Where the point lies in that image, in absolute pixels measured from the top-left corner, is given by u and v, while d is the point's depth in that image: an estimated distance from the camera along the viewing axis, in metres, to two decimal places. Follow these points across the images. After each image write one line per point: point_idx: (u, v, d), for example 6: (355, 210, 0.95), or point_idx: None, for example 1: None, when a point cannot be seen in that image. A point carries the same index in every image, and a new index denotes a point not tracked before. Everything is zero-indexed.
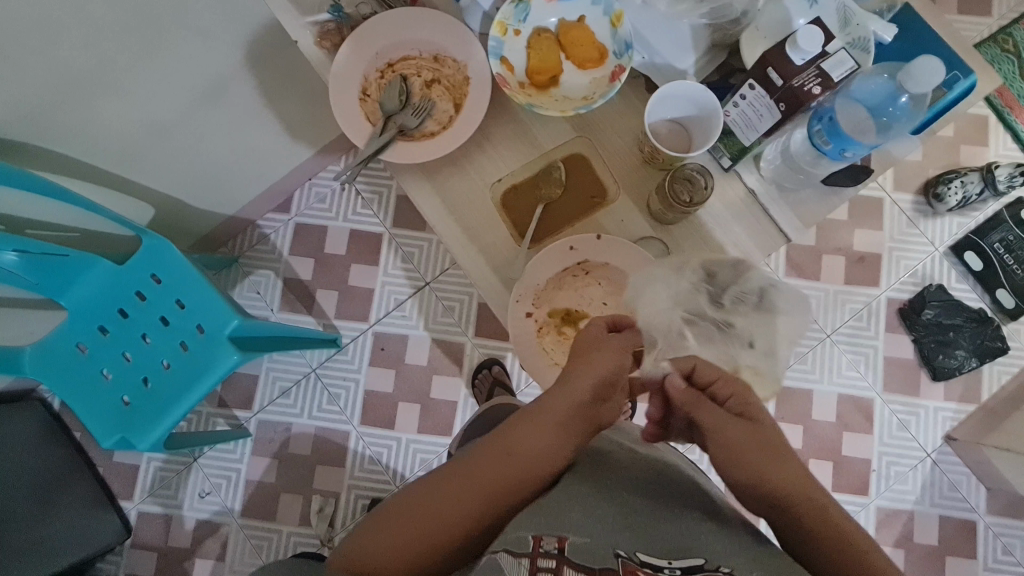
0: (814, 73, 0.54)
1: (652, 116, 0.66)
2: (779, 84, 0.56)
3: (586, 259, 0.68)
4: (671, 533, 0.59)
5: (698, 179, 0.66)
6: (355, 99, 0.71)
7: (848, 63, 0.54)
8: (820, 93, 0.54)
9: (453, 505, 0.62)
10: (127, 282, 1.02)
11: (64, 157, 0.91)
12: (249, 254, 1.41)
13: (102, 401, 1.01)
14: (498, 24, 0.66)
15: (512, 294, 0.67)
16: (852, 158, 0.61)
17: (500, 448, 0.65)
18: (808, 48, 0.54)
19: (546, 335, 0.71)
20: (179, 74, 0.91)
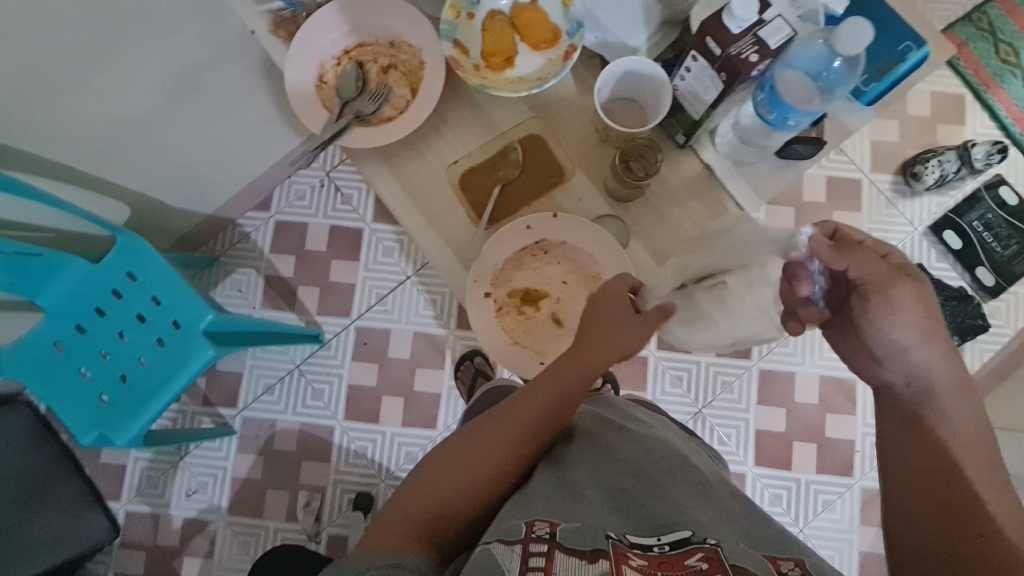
0: (751, 41, 0.54)
1: (603, 94, 0.66)
2: (719, 53, 0.56)
3: (543, 238, 0.69)
4: (661, 509, 0.55)
5: (650, 154, 0.67)
6: (312, 86, 0.71)
7: (784, 30, 0.55)
8: (758, 60, 0.54)
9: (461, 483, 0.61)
10: (103, 280, 1.03)
11: (34, 157, 0.91)
12: (229, 253, 1.42)
13: (80, 399, 1.02)
14: (450, 7, 0.67)
15: (470, 275, 0.68)
16: (797, 128, 0.59)
17: (506, 429, 0.63)
18: (745, 16, 0.54)
19: (505, 315, 0.72)
20: (146, 71, 0.91)
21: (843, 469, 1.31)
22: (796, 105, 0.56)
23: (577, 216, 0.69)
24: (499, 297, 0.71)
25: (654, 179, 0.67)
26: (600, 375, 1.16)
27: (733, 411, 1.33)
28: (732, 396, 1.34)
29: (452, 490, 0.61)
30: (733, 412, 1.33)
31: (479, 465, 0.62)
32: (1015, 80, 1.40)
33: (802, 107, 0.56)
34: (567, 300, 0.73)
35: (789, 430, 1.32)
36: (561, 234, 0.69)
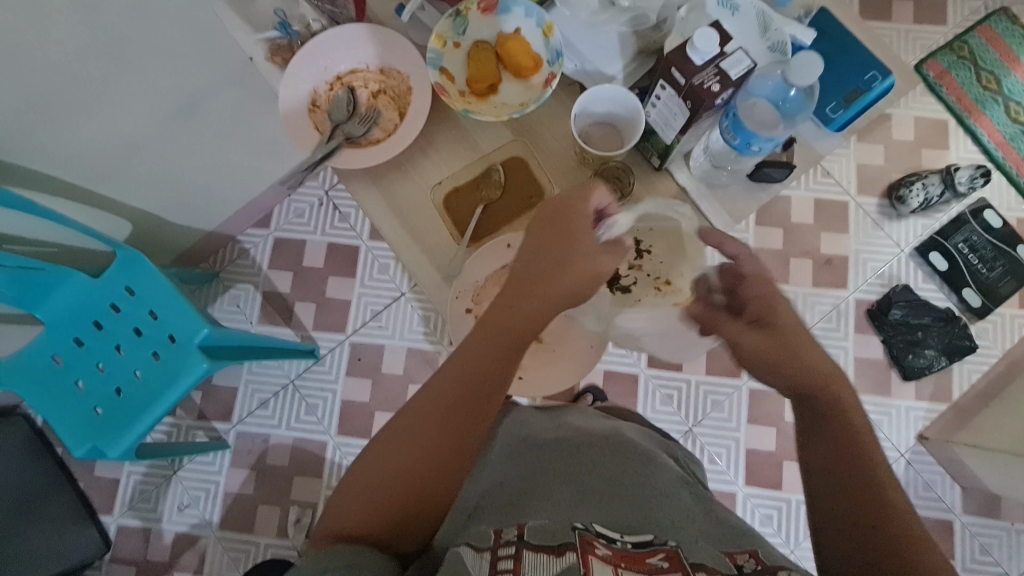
0: (713, 72, 0.57)
1: (581, 119, 0.70)
2: (683, 83, 0.59)
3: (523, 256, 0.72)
4: (624, 514, 0.58)
5: (625, 177, 0.70)
6: (305, 109, 0.75)
7: (745, 62, 0.58)
8: (719, 90, 0.58)
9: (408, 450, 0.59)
10: (103, 294, 1.05)
11: (40, 175, 0.95)
12: (229, 269, 1.45)
13: (75, 411, 1.03)
14: (436, 37, 0.71)
15: (451, 291, 0.71)
16: (761, 153, 0.62)
17: (437, 413, 0.60)
18: (706, 48, 0.57)
19: None
20: (150, 93, 0.96)
21: None
22: (757, 131, 0.59)
23: None
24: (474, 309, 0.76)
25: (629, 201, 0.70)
26: (588, 392, 1.18)
27: (724, 430, 1.34)
28: (722, 415, 1.34)
29: (400, 458, 0.59)
30: (724, 430, 1.34)
31: (418, 454, 0.59)
32: (997, 107, 1.43)
33: (762, 133, 0.59)
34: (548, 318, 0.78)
35: (779, 449, 1.33)
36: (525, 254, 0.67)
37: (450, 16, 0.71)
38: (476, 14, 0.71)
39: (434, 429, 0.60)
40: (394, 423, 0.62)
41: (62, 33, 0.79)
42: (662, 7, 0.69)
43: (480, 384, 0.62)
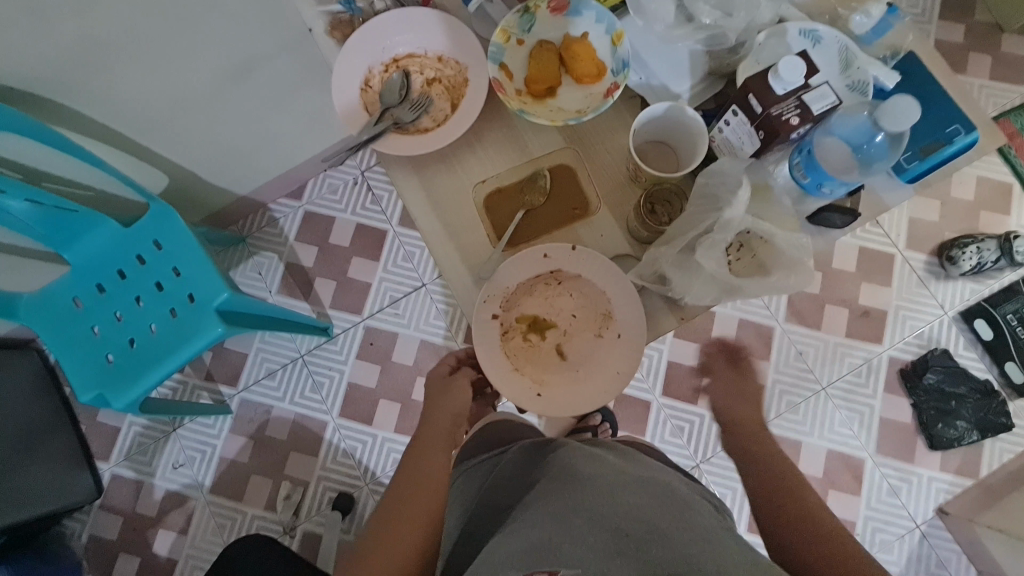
0: (794, 104, 0.53)
1: (639, 134, 0.66)
2: (759, 111, 0.55)
3: (559, 268, 0.68)
4: (666, 558, 0.55)
5: (676, 201, 0.66)
6: (357, 88, 0.73)
7: (829, 98, 0.54)
8: (799, 124, 0.53)
9: (404, 524, 0.69)
10: (129, 245, 1.06)
11: (85, 118, 0.95)
12: (256, 235, 1.44)
13: (88, 356, 1.03)
14: (501, 31, 0.69)
15: (480, 294, 0.66)
16: (831, 195, 0.58)
17: (410, 509, 0.70)
18: (790, 79, 0.53)
19: (511, 339, 0.69)
20: (207, 55, 0.95)
21: None
22: (831, 172, 0.55)
23: (595, 251, 0.68)
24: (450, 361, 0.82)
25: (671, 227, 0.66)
26: (599, 414, 1.16)
27: (732, 471, 1.29)
28: None
29: (402, 528, 0.68)
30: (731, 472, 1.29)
31: (416, 523, 0.69)
32: None
33: (837, 175, 0.56)
34: (575, 334, 0.70)
35: None
36: (561, 327, 0.70)
37: (519, 12, 0.69)
38: (545, 13, 0.69)
39: (415, 494, 0.71)
40: (388, 515, 0.70)
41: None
42: (742, 30, 0.65)
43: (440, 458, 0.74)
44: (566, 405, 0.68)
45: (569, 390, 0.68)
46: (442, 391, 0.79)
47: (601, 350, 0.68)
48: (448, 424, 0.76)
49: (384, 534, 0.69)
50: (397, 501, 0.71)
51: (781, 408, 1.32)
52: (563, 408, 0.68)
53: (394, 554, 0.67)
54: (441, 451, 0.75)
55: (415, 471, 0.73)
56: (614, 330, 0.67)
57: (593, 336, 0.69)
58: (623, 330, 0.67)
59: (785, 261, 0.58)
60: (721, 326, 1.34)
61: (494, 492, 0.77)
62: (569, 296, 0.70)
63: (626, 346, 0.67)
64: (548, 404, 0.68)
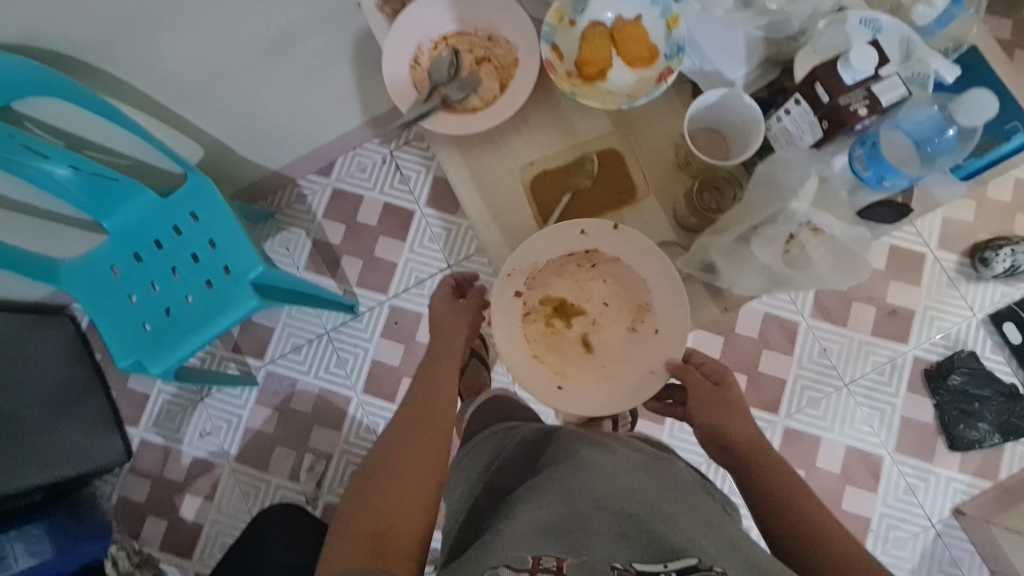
0: (863, 94, 0.53)
1: (692, 121, 0.65)
2: (826, 102, 0.54)
3: (596, 249, 0.67)
4: (667, 535, 0.57)
5: (727, 189, 0.66)
6: (406, 65, 0.73)
7: (900, 89, 0.52)
8: (866, 114, 0.52)
9: (412, 466, 0.69)
10: (167, 215, 1.07)
11: (130, 87, 0.95)
12: (285, 211, 1.46)
13: (126, 323, 1.06)
14: (554, 11, 0.69)
15: (504, 269, 0.67)
16: (890, 189, 0.58)
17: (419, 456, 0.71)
18: (861, 67, 0.52)
19: (533, 322, 0.71)
20: (251, 26, 0.95)
21: None
22: (895, 167, 0.55)
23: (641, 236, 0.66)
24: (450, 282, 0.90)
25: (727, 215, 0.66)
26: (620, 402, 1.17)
27: None
28: None
29: (410, 472, 0.69)
30: None
31: (425, 471, 0.69)
32: None
33: (900, 170, 0.55)
34: (605, 324, 0.71)
35: None
36: (590, 318, 0.71)
37: None
38: None
39: (419, 440, 0.73)
40: (393, 459, 0.70)
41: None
42: (804, 18, 0.64)
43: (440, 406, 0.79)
44: (588, 397, 0.68)
45: (591, 380, 0.69)
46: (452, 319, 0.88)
47: (634, 344, 0.68)
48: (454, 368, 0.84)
49: (391, 476, 0.68)
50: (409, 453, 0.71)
51: (802, 403, 1.32)
52: (583, 404, 0.67)
53: (399, 495, 0.66)
54: (451, 396, 0.81)
55: (417, 422, 0.76)
56: (645, 322, 0.68)
57: (626, 329, 0.70)
58: (646, 320, 0.68)
59: (841, 252, 0.58)
60: (746, 320, 1.34)
61: (497, 476, 0.79)
62: (602, 282, 0.70)
63: (661, 342, 0.66)
64: (571, 396, 0.67)
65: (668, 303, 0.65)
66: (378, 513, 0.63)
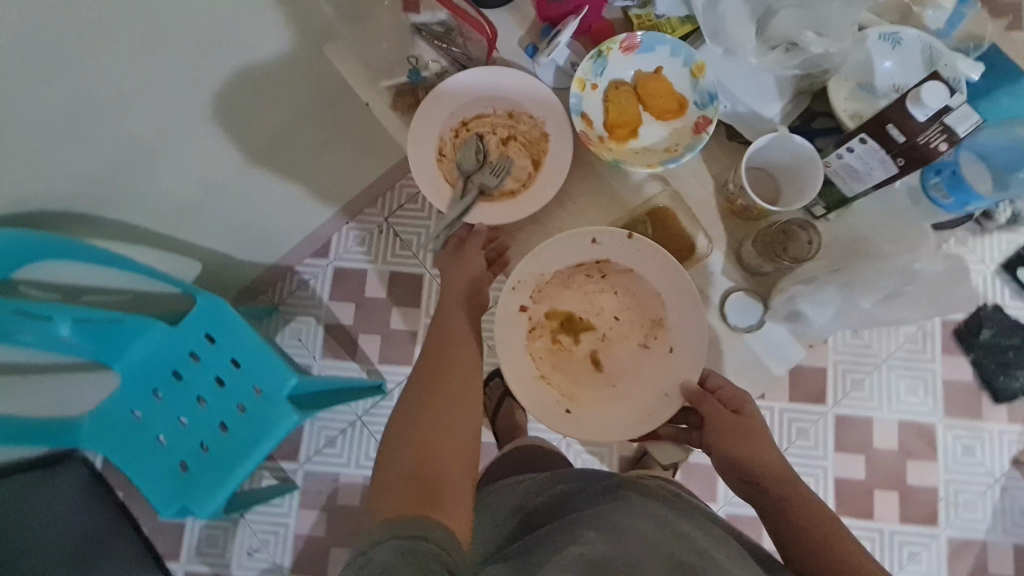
0: (939, 129, 0.50)
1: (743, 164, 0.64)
2: (900, 141, 0.51)
3: (606, 258, 0.67)
4: None
5: (799, 233, 0.64)
6: (433, 160, 0.70)
7: (974, 116, 0.49)
8: (946, 150, 0.50)
9: (442, 434, 0.60)
10: (182, 342, 1.01)
11: (120, 224, 0.90)
12: (288, 301, 1.40)
13: (159, 466, 1.00)
14: (577, 81, 0.67)
15: (511, 279, 0.66)
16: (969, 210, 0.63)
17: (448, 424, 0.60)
18: (933, 104, 0.49)
19: (538, 337, 0.69)
20: (238, 138, 0.90)
21: (927, 517, 1.29)
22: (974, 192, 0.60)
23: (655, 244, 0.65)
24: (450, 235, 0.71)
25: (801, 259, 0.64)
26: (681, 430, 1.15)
27: (810, 458, 1.31)
28: (808, 443, 1.31)
29: (443, 443, 0.59)
30: (809, 459, 1.31)
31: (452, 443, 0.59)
32: None
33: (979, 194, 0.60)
34: (613, 341, 0.70)
35: (869, 477, 1.31)
36: (598, 333, 0.70)
37: (590, 57, 0.66)
38: (617, 53, 0.67)
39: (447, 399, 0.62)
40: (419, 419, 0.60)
41: (176, 86, 0.75)
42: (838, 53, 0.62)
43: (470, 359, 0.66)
44: (598, 414, 0.66)
45: (602, 394, 0.68)
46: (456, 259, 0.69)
47: (645, 360, 0.67)
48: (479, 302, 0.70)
49: (421, 445, 0.58)
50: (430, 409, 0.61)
51: (847, 387, 1.33)
52: (590, 423, 0.66)
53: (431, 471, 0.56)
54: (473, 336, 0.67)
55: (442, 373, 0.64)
56: (654, 332, 0.67)
57: (638, 344, 0.69)
58: (657, 329, 0.67)
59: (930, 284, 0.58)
60: None
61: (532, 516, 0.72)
62: (611, 294, 0.70)
63: (678, 361, 0.65)
64: (579, 419, 0.66)
65: (681, 310, 0.65)
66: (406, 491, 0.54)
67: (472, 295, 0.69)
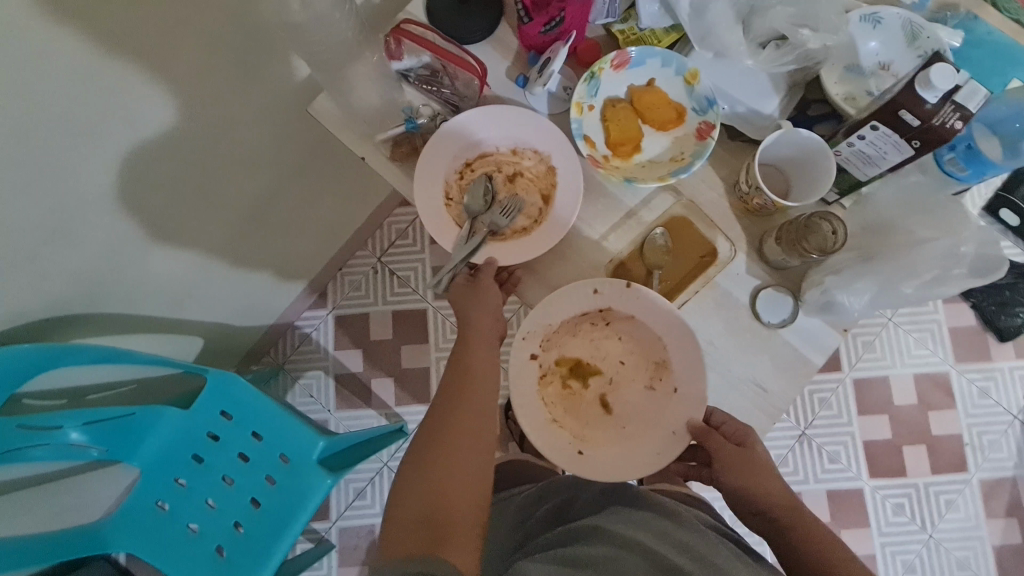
0: (952, 108, 0.50)
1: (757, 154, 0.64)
2: (914, 124, 0.52)
3: (609, 306, 0.66)
4: None
5: (822, 225, 0.63)
6: (441, 205, 0.68)
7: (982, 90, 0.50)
8: (961, 127, 0.51)
9: (456, 466, 0.58)
10: (197, 424, 0.97)
11: (115, 316, 0.86)
12: (293, 358, 1.37)
13: (194, 556, 0.94)
14: (574, 105, 0.66)
15: (519, 332, 0.65)
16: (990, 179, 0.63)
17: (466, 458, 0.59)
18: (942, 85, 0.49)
19: (549, 384, 0.68)
20: (225, 207, 0.88)
21: (957, 464, 1.32)
22: (991, 163, 0.60)
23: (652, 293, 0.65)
24: (464, 272, 0.69)
25: (829, 249, 0.63)
26: None
27: (837, 426, 1.33)
28: (832, 412, 1.33)
29: (459, 475, 0.58)
30: (836, 428, 1.33)
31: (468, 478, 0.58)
32: None
33: (998, 165, 0.60)
34: (621, 384, 0.69)
35: (896, 435, 1.33)
36: (608, 377, 0.70)
37: (584, 80, 0.66)
38: (608, 71, 0.66)
39: (462, 430, 0.60)
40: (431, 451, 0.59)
41: (161, 172, 0.73)
42: (829, 44, 0.62)
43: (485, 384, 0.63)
44: (610, 463, 0.64)
45: (613, 440, 0.66)
46: (470, 295, 0.67)
47: (655, 404, 0.66)
48: (493, 324, 0.67)
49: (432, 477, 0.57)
50: (440, 421, 0.61)
51: (860, 350, 1.35)
52: (603, 469, 0.64)
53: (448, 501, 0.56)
54: (486, 358, 0.65)
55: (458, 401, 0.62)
56: (659, 375, 0.67)
57: (644, 387, 0.68)
58: (662, 372, 0.66)
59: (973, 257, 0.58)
60: None
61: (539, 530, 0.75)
62: (617, 339, 0.69)
63: (681, 403, 0.64)
64: (593, 460, 0.65)
65: (682, 351, 0.64)
66: (418, 527, 0.54)
67: (495, 327, 0.67)
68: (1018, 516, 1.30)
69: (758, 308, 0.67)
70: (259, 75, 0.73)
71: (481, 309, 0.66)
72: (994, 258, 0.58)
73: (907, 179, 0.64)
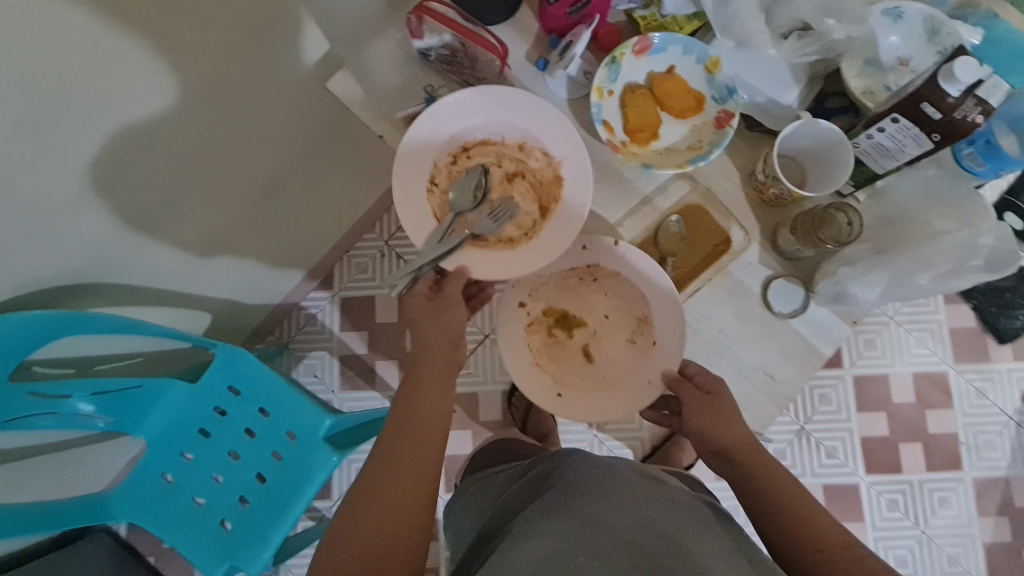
0: (973, 102, 0.51)
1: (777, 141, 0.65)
2: (935, 118, 0.53)
3: (596, 263, 0.69)
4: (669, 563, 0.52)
5: (839, 216, 0.64)
6: (424, 189, 0.67)
7: (1003, 86, 0.52)
8: (981, 122, 0.52)
9: (392, 497, 0.59)
10: (204, 400, 0.97)
11: (124, 287, 0.86)
12: (298, 338, 1.37)
13: (199, 528, 0.96)
14: (595, 90, 0.66)
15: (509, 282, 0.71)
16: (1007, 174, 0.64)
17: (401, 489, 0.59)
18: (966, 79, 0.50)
19: (534, 332, 0.72)
20: (238, 183, 0.88)
21: (951, 462, 1.33)
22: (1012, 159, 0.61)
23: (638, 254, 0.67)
24: (429, 279, 0.67)
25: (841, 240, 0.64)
26: None
27: (835, 422, 1.34)
28: (831, 408, 1.34)
29: (394, 507, 0.58)
30: (834, 424, 1.34)
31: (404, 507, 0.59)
32: None
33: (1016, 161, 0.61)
34: (604, 337, 0.72)
35: (893, 432, 1.34)
36: (594, 329, 0.73)
37: (605, 64, 0.66)
38: (629, 57, 0.66)
39: (401, 466, 0.60)
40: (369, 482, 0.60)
41: (181, 145, 0.73)
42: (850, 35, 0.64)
43: (428, 420, 0.63)
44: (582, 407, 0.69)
45: (590, 387, 0.70)
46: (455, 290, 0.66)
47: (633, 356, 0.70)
48: (446, 349, 0.65)
49: (371, 504, 0.59)
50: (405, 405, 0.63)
51: (861, 348, 1.36)
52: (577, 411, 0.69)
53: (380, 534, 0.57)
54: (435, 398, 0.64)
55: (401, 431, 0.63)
56: (641, 329, 0.69)
57: (626, 342, 0.71)
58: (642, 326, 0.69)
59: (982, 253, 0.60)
60: None
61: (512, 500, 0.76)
62: (603, 295, 0.72)
63: (660, 354, 0.67)
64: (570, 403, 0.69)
65: (663, 311, 0.67)
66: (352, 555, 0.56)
67: (452, 350, 0.66)
68: (1009, 514, 1.32)
69: (770, 297, 0.68)
70: (279, 51, 0.73)
71: (438, 329, 0.65)
72: (1004, 253, 0.59)
73: (921, 173, 0.65)
